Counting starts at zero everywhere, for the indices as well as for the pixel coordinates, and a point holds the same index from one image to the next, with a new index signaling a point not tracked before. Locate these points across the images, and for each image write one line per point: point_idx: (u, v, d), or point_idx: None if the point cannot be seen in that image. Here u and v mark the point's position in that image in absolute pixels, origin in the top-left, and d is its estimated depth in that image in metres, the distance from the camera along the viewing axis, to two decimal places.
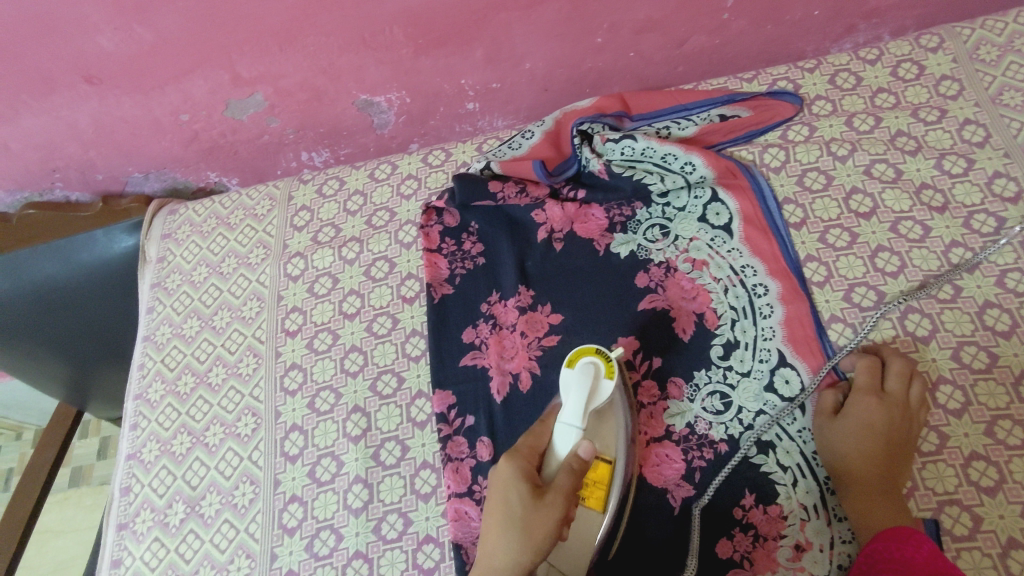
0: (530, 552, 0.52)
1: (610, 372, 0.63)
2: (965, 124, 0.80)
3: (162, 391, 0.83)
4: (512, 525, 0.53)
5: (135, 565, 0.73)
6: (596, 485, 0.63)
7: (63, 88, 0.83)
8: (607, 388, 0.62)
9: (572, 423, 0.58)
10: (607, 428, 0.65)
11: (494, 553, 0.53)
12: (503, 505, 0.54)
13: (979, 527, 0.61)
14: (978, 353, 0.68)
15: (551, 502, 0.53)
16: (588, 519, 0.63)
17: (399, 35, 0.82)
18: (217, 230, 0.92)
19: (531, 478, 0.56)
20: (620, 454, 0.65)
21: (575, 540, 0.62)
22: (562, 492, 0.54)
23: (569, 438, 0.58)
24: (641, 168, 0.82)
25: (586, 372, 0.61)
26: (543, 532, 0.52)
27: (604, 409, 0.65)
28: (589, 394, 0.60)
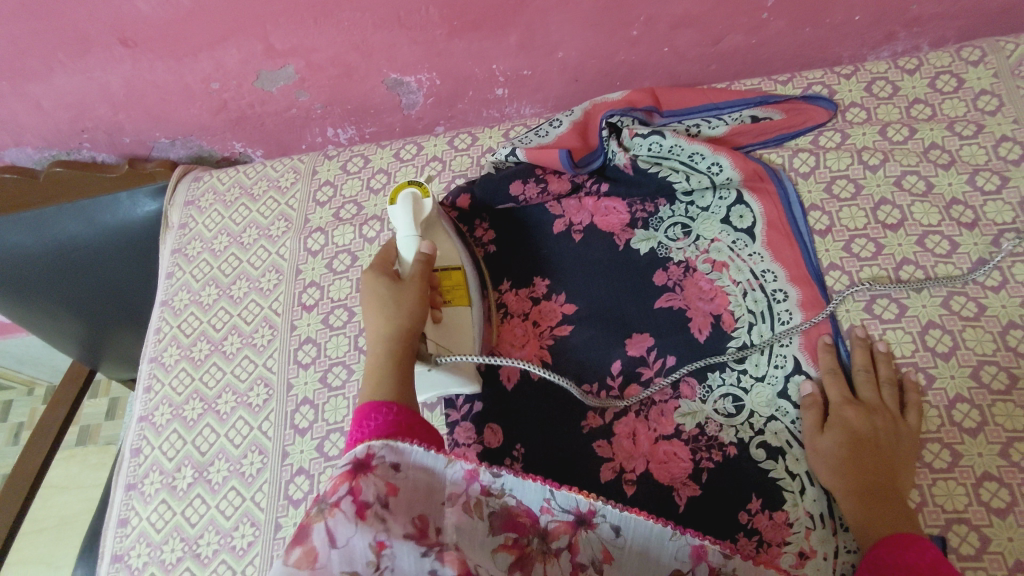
0: (406, 319, 0.64)
1: (427, 194, 0.74)
2: (1001, 141, 0.78)
3: (177, 356, 0.83)
4: (383, 313, 0.65)
5: (141, 525, 0.74)
6: (457, 287, 0.72)
7: (98, 49, 0.83)
8: (428, 204, 0.74)
9: (408, 234, 0.71)
10: (444, 242, 0.75)
11: (373, 333, 0.64)
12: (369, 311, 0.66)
13: (986, 547, 0.61)
14: (998, 374, 0.67)
15: (409, 282, 0.67)
16: (460, 312, 0.71)
17: (434, 16, 0.82)
18: (239, 200, 0.93)
19: (387, 273, 0.68)
20: (464, 259, 0.75)
21: (451, 326, 0.70)
22: (416, 274, 0.68)
23: (410, 243, 0.70)
24: (667, 166, 0.80)
25: (406, 198, 0.73)
26: (409, 299, 0.65)
27: (434, 227, 0.75)
28: (412, 213, 0.72)
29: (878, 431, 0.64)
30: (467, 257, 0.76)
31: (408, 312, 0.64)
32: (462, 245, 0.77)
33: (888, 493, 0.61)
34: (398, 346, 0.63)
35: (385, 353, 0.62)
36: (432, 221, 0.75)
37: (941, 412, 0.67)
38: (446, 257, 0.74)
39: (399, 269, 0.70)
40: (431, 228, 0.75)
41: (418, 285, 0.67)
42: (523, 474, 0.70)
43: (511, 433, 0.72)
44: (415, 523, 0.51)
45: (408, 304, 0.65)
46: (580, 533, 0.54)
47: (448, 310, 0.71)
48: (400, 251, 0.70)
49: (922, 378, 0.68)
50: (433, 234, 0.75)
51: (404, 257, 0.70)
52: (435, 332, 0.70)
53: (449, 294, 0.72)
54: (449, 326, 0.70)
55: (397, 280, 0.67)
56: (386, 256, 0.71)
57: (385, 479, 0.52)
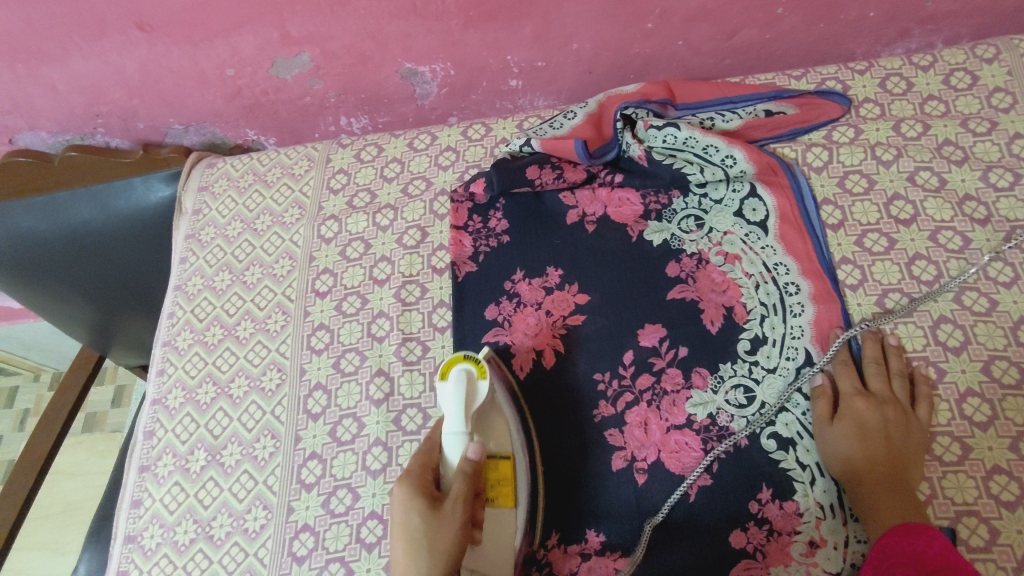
0: (438, 562, 0.56)
1: (484, 373, 0.67)
2: (1015, 138, 0.79)
3: (190, 340, 0.84)
4: (417, 546, 0.57)
5: (154, 506, 0.74)
6: (502, 483, 0.66)
7: (115, 33, 0.84)
8: (484, 387, 0.66)
9: (457, 432, 0.63)
10: (498, 428, 0.68)
11: (405, 573, 0.56)
12: (403, 525, 0.58)
13: (995, 539, 0.61)
14: (1009, 369, 0.68)
15: (451, 513, 0.58)
16: (504, 517, 0.66)
17: (450, 5, 0.82)
18: (253, 187, 0.93)
19: (428, 492, 0.60)
20: (516, 447, 0.68)
21: (490, 544, 0.65)
22: (461, 492, 0.59)
23: (457, 447, 0.62)
24: (681, 158, 0.81)
25: (461, 378, 0.65)
26: (448, 541, 0.57)
27: (489, 408, 0.68)
28: (465, 399, 0.65)
29: (889, 423, 0.65)
30: (521, 444, 0.69)
31: (445, 557, 0.56)
32: (519, 432, 0.69)
33: (897, 484, 0.61)
34: None
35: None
36: (485, 406, 0.68)
37: (951, 406, 0.67)
38: (498, 447, 0.67)
39: (442, 477, 0.62)
40: (485, 413, 0.68)
41: (459, 522, 0.58)
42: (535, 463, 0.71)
43: None
44: None
45: (449, 541, 0.57)
46: None
47: (491, 515, 0.65)
48: (446, 449, 0.63)
49: (932, 371, 0.69)
50: (487, 422, 0.68)
51: (450, 463, 0.62)
52: (472, 557, 0.64)
53: (497, 493, 0.66)
54: (486, 545, 0.64)
55: (437, 503, 0.59)
56: (429, 456, 0.64)
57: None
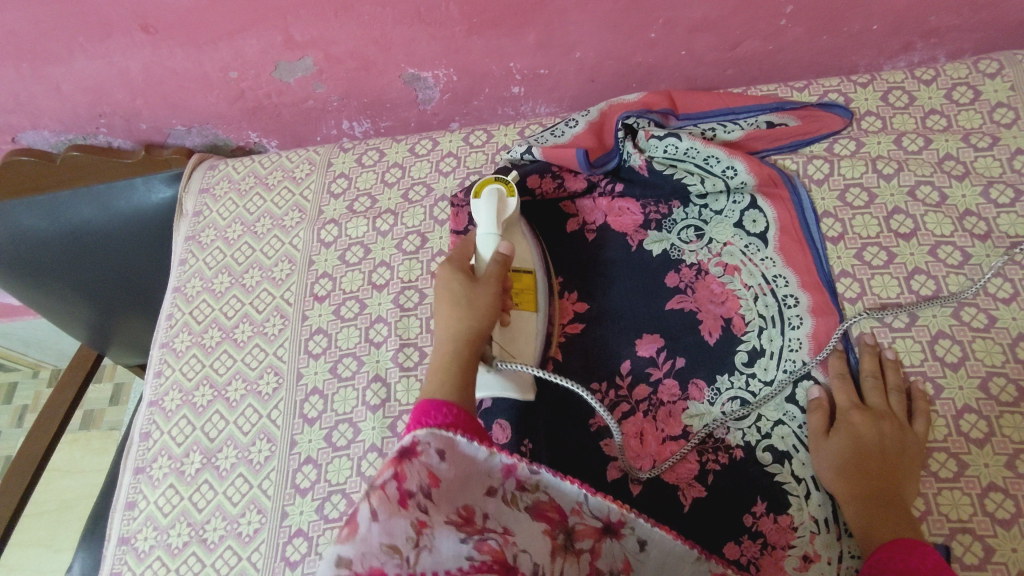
0: (479, 319, 0.62)
1: (513, 191, 0.74)
2: (1016, 154, 0.78)
3: (188, 342, 0.84)
4: (458, 303, 0.62)
5: (149, 508, 0.75)
6: (525, 290, 0.74)
7: (119, 35, 0.84)
8: (513, 204, 0.73)
9: (489, 232, 0.69)
10: (520, 243, 0.76)
11: (447, 326, 0.62)
12: (448, 294, 0.64)
13: (990, 557, 0.61)
14: (1006, 386, 0.67)
15: (486, 281, 0.64)
16: (526, 317, 0.73)
17: (454, 12, 0.82)
18: (254, 189, 0.93)
19: (466, 270, 0.66)
20: (535, 263, 0.76)
21: (518, 333, 0.72)
22: (495, 273, 0.65)
23: (490, 243, 0.69)
24: (682, 168, 0.80)
25: (492, 195, 0.72)
26: (485, 301, 0.63)
27: (512, 226, 0.75)
28: (496, 210, 0.71)
29: (885, 437, 0.65)
30: (538, 259, 0.77)
31: (484, 314, 0.62)
32: (538, 252, 0.78)
33: (891, 499, 0.61)
34: (468, 343, 0.61)
35: (455, 349, 0.60)
36: (510, 222, 0.75)
37: (948, 422, 0.67)
38: (521, 260, 0.75)
39: (475, 266, 0.68)
40: (509, 228, 0.75)
41: (496, 287, 0.64)
42: None
43: (519, 428, 0.72)
44: (460, 514, 0.49)
45: (487, 302, 0.63)
46: (605, 540, 0.56)
47: (516, 313, 0.72)
48: (479, 245, 0.69)
49: (930, 387, 0.69)
50: (512, 234, 0.75)
51: (483, 254, 0.68)
52: (502, 336, 0.71)
53: (518, 297, 0.73)
54: (513, 331, 0.71)
55: (474, 278, 0.65)
56: (464, 252, 0.70)
57: (429, 466, 0.50)
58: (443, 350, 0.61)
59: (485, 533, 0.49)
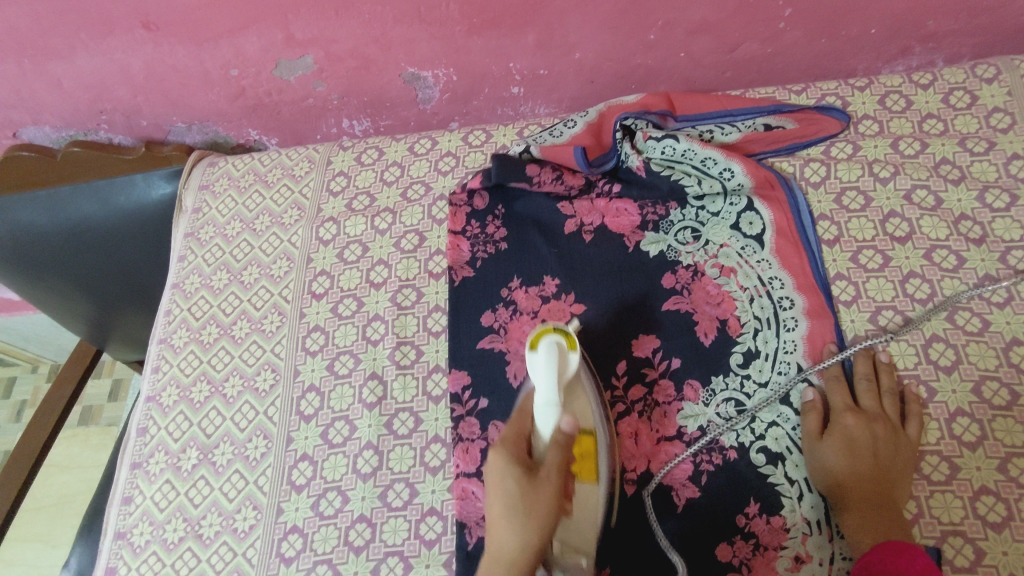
0: (535, 533, 0.55)
1: (574, 346, 0.67)
2: (1012, 158, 0.79)
3: (186, 338, 0.84)
4: (514, 509, 0.56)
5: (145, 504, 0.75)
6: (586, 457, 0.64)
7: (121, 32, 0.84)
8: (574, 359, 0.67)
9: (547, 402, 0.62)
10: (583, 403, 0.67)
11: (499, 539, 0.56)
12: (502, 495, 0.57)
13: (981, 560, 0.61)
14: (999, 390, 0.68)
15: (545, 481, 0.58)
16: (588, 493, 0.64)
17: (455, 12, 0.83)
18: (254, 187, 0.93)
19: (522, 461, 0.59)
20: (597, 423, 0.67)
21: (580, 515, 0.64)
22: (554, 467, 0.58)
23: (549, 418, 0.61)
24: (679, 169, 0.81)
25: (551, 351, 0.66)
26: (544, 509, 0.56)
27: (573, 383, 0.68)
28: (556, 370, 0.65)
29: (878, 439, 0.65)
30: (601, 417, 0.68)
31: (542, 529, 0.56)
32: (602, 408, 0.69)
33: (883, 501, 0.62)
34: (523, 573, 0.54)
35: (507, 573, 0.54)
36: (571, 382, 0.67)
37: (941, 425, 0.67)
38: (582, 419, 0.66)
39: (532, 447, 0.61)
40: (569, 387, 0.67)
41: (555, 484, 0.58)
42: None
43: None
44: None
45: (545, 511, 0.56)
46: None
47: (577, 490, 0.64)
48: (536, 419, 0.62)
49: (923, 391, 0.69)
50: (571, 394, 0.67)
51: (541, 433, 0.61)
52: (565, 525, 0.63)
53: (581, 467, 0.64)
54: (575, 512, 0.63)
55: (532, 475, 0.58)
56: (521, 424, 0.63)
57: None
58: (493, 569, 0.55)
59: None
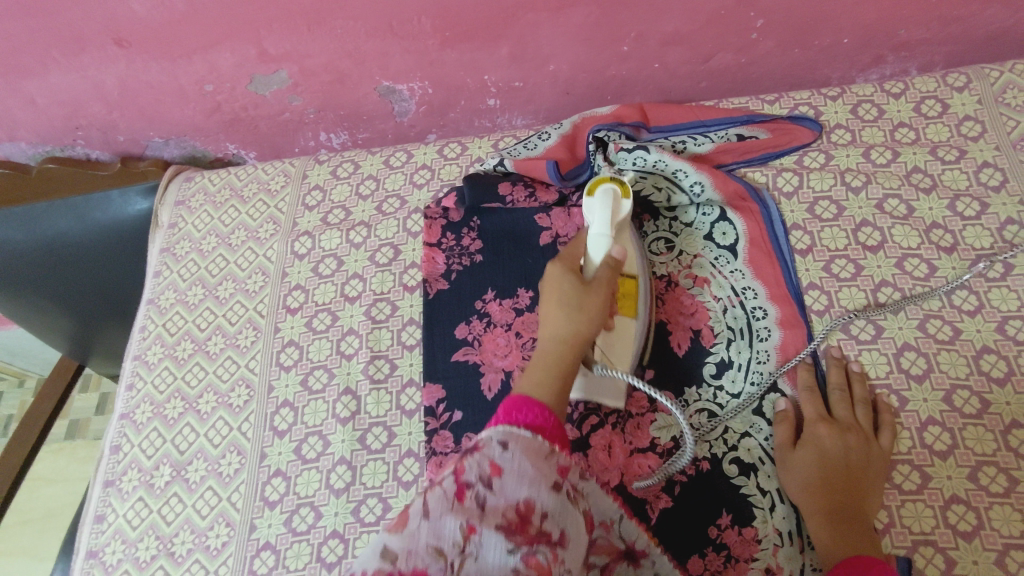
0: (586, 323, 0.58)
1: (626, 194, 0.71)
2: (982, 167, 0.79)
3: (160, 354, 0.84)
4: (566, 302, 0.59)
5: (117, 522, 0.74)
6: (627, 297, 0.72)
7: (93, 49, 0.84)
8: (626, 207, 0.71)
9: (601, 233, 0.66)
10: (629, 249, 0.74)
11: (551, 325, 0.58)
12: (555, 293, 0.59)
13: (951, 570, 0.61)
14: (970, 398, 0.68)
15: (597, 288, 0.60)
16: (627, 325, 0.70)
17: (427, 26, 0.83)
18: (229, 202, 0.93)
19: (576, 272, 0.62)
20: (640, 271, 0.74)
21: (619, 335, 0.70)
22: (604, 281, 0.61)
23: (602, 244, 0.65)
24: (653, 180, 0.81)
25: (607, 195, 0.70)
26: (594, 310, 0.58)
27: (623, 229, 0.72)
28: (611, 210, 0.69)
29: (851, 450, 0.65)
30: (642, 269, 0.75)
31: (590, 321, 0.58)
32: (642, 258, 0.76)
33: (854, 513, 0.61)
34: (574, 349, 0.57)
35: (559, 351, 0.57)
36: (622, 225, 0.72)
37: (912, 434, 0.67)
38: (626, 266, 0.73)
39: (585, 268, 0.64)
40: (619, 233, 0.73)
41: (603, 296, 0.60)
42: None
43: None
44: (514, 512, 0.46)
45: (597, 312, 0.59)
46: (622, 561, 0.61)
47: (618, 321, 0.70)
48: (589, 249, 0.65)
49: (894, 400, 0.69)
50: (621, 235, 0.72)
51: (593, 256, 0.64)
52: (604, 342, 0.69)
53: (622, 303, 0.71)
54: (615, 337, 0.69)
55: (585, 282, 0.60)
56: (574, 250, 0.67)
57: (491, 459, 0.48)
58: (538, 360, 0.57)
59: (536, 543, 0.45)
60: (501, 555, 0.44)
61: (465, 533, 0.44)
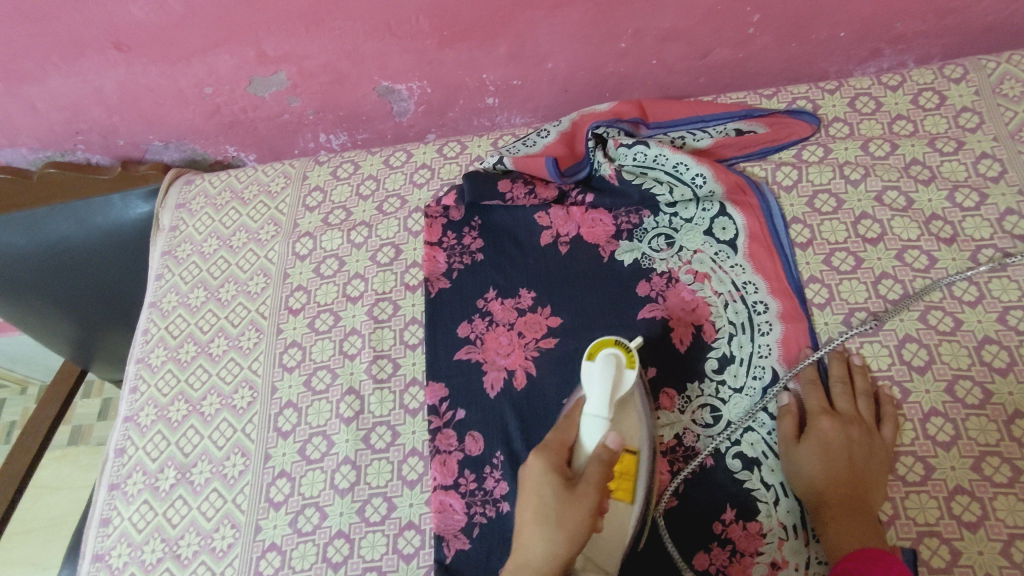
0: (564, 542, 0.55)
1: (632, 364, 0.67)
2: (981, 158, 0.79)
3: (163, 357, 0.84)
4: (547, 515, 0.56)
5: (123, 525, 0.75)
6: (625, 476, 0.65)
7: (92, 53, 0.84)
8: (630, 376, 0.66)
9: (596, 415, 0.62)
10: (630, 423, 0.67)
11: (528, 547, 0.56)
12: (537, 501, 0.57)
13: (957, 561, 0.61)
14: (972, 389, 0.68)
15: (584, 493, 0.57)
16: (621, 513, 0.64)
17: (425, 25, 0.83)
18: (230, 204, 0.94)
19: (562, 469, 0.59)
20: (643, 444, 0.67)
21: (608, 532, 0.63)
22: (595, 478, 0.58)
23: (597, 429, 0.61)
24: (652, 176, 0.81)
25: (608, 363, 0.65)
26: (581, 527, 0.56)
27: (625, 401, 0.67)
28: (611, 386, 0.64)
29: (854, 443, 0.65)
30: (648, 441, 0.67)
31: (569, 539, 0.55)
32: (650, 430, 0.68)
33: (858, 506, 0.61)
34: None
35: None
36: (624, 398, 0.67)
37: (915, 425, 0.67)
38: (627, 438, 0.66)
39: (575, 457, 0.62)
40: (621, 406, 0.67)
41: (594, 497, 0.57)
42: (502, 482, 0.69)
43: (491, 437, 0.71)
44: None
45: (582, 517, 0.56)
46: None
47: (610, 508, 0.64)
48: (582, 434, 0.62)
49: (897, 391, 0.69)
50: (621, 413, 0.67)
51: (586, 443, 0.61)
52: (594, 543, 0.63)
53: (618, 488, 0.64)
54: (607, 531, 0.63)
55: (571, 484, 0.58)
56: (566, 431, 0.63)
57: None
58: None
59: None
60: None
61: None
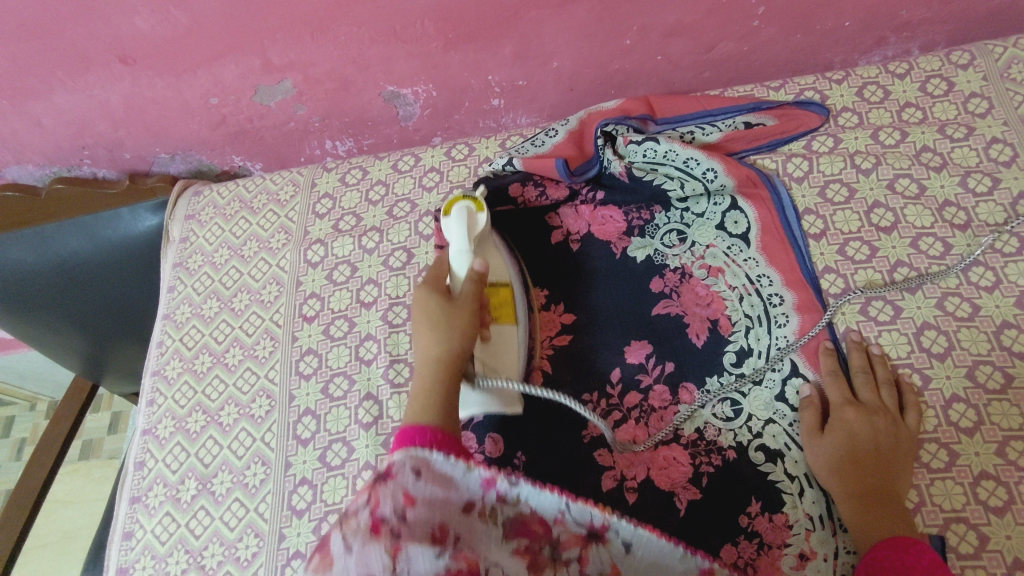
0: (457, 338, 0.62)
1: (480, 207, 0.72)
2: (992, 142, 0.79)
3: (179, 369, 0.84)
4: (436, 323, 0.63)
5: (146, 537, 0.75)
6: (503, 305, 0.72)
7: (98, 67, 0.84)
8: (483, 219, 0.71)
9: (461, 250, 0.68)
10: (495, 260, 0.74)
11: (426, 346, 0.63)
12: (426, 312, 0.64)
13: (985, 546, 0.61)
14: (993, 373, 0.68)
15: (462, 304, 0.65)
16: (508, 332, 0.71)
17: (430, 29, 0.83)
18: (239, 214, 0.93)
19: (441, 295, 0.66)
20: (512, 277, 0.75)
21: (500, 350, 0.70)
22: (470, 297, 0.65)
23: (463, 262, 0.68)
24: (662, 172, 0.80)
25: (461, 211, 0.70)
26: (461, 327, 0.63)
27: (486, 242, 0.73)
28: (466, 225, 0.69)
29: (880, 434, 0.64)
30: (515, 275, 0.76)
31: (461, 335, 0.63)
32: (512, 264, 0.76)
33: (887, 497, 0.61)
34: (449, 364, 0.62)
35: (439, 375, 0.61)
36: (483, 237, 0.73)
37: (937, 412, 0.67)
38: (497, 275, 0.74)
39: (451, 287, 0.68)
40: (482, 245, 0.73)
41: (472, 309, 0.64)
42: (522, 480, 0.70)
43: (512, 443, 0.72)
44: (432, 532, 0.50)
45: (465, 330, 0.63)
46: (590, 546, 0.56)
47: (497, 330, 0.71)
48: (453, 268, 0.68)
49: (917, 379, 0.69)
50: (485, 249, 0.73)
51: (458, 275, 0.68)
52: (484, 352, 0.69)
53: (498, 313, 0.72)
54: (499, 347, 0.70)
55: (451, 301, 0.65)
56: (438, 273, 0.69)
57: (405, 488, 0.52)
58: (425, 377, 0.62)
59: (460, 549, 0.50)
60: (430, 561, 0.48)
61: (392, 553, 0.47)
